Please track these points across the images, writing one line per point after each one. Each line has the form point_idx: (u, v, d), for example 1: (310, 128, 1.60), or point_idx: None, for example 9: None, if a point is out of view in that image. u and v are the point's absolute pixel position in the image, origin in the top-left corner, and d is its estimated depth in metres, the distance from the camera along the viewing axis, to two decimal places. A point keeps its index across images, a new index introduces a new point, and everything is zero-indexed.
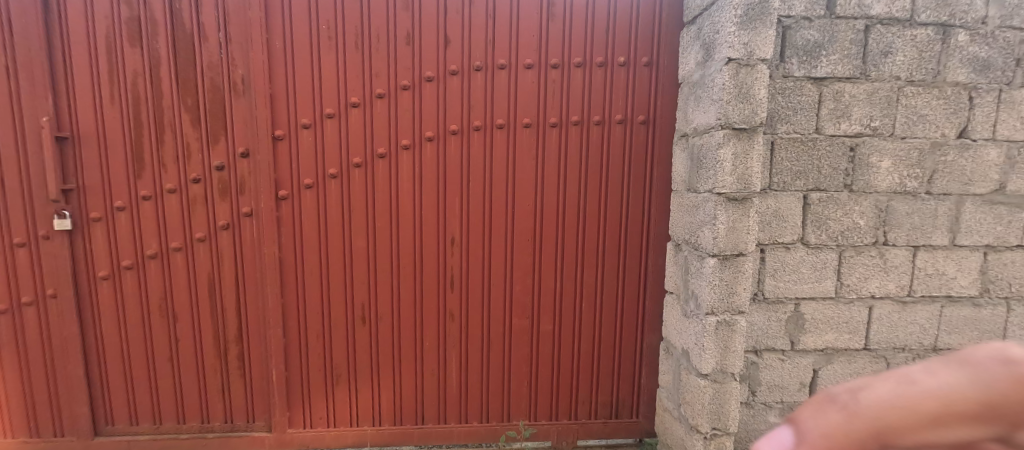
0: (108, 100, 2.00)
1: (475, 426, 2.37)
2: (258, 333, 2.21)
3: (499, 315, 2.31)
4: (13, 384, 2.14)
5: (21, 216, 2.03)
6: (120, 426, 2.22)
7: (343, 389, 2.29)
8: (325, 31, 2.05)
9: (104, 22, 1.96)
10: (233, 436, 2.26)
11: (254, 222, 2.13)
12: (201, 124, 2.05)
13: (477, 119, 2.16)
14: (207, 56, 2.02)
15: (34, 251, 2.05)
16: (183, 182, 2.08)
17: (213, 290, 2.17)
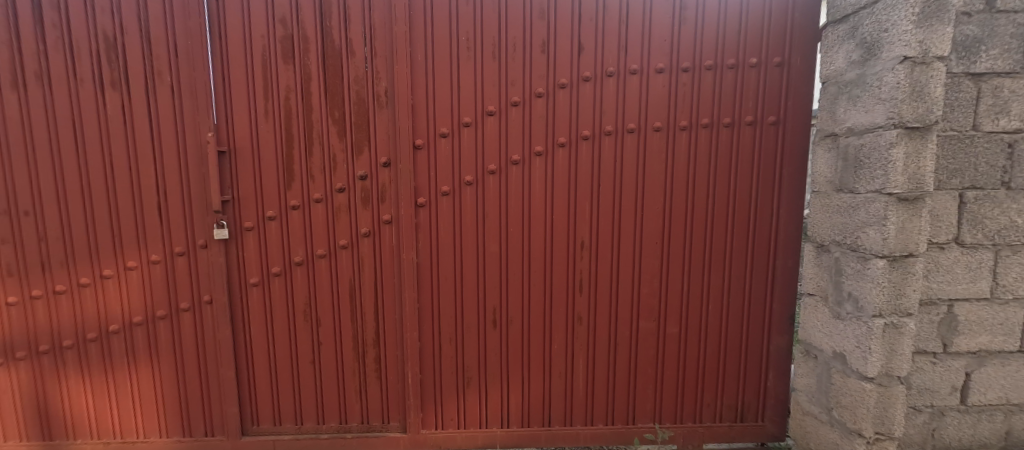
0: (262, 115, 2.10)
1: (601, 428, 2.36)
2: (394, 337, 2.27)
3: (626, 318, 2.31)
4: (170, 385, 2.24)
5: (181, 227, 2.14)
6: (264, 426, 2.31)
7: (474, 391, 2.32)
8: (465, 42, 2.10)
9: (260, 41, 2.06)
10: (369, 436, 2.33)
11: (393, 229, 2.19)
12: (347, 136, 2.13)
13: (608, 124, 2.18)
14: (353, 70, 2.09)
15: (191, 259, 2.16)
16: (328, 192, 2.16)
17: (353, 295, 2.24)
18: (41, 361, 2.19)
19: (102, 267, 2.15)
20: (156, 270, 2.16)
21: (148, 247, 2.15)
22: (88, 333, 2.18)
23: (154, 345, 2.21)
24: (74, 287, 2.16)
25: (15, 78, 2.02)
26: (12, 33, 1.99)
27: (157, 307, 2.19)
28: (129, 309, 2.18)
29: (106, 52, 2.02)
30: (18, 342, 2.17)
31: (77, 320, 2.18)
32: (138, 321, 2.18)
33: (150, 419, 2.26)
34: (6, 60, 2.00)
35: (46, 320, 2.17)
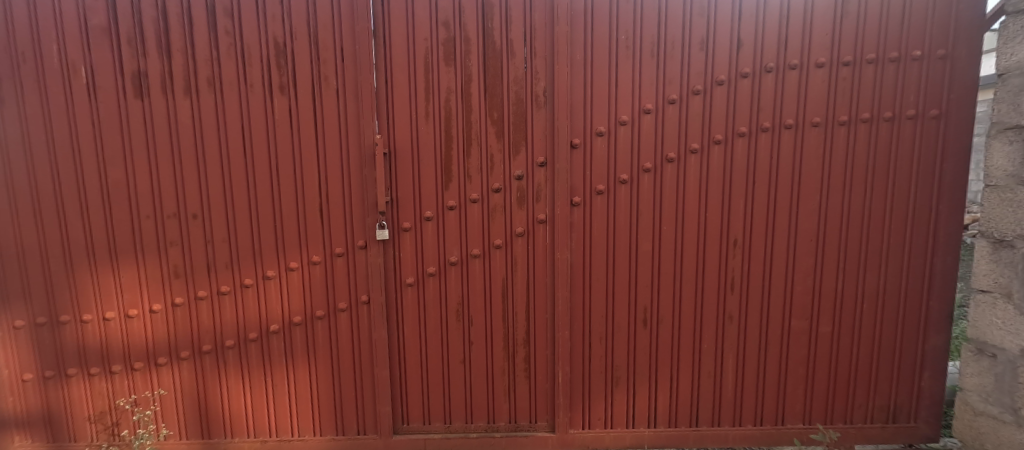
0: (423, 117, 2.11)
1: (750, 429, 2.33)
2: (544, 337, 2.26)
3: (778, 316, 2.27)
4: (325, 384, 2.27)
5: (342, 228, 2.17)
6: (414, 425, 2.32)
7: (622, 391, 2.30)
8: (625, 41, 2.09)
9: (423, 43, 2.08)
10: (517, 435, 2.32)
11: (547, 228, 2.19)
12: (504, 136, 2.14)
13: (766, 120, 2.14)
14: (513, 71, 2.10)
15: (350, 260, 2.19)
16: (485, 192, 2.17)
17: (505, 295, 2.24)
18: (203, 360, 2.24)
19: (265, 268, 2.19)
20: (316, 271, 2.20)
21: (309, 248, 2.18)
22: (249, 333, 2.22)
23: (311, 345, 2.24)
24: (237, 288, 2.20)
25: (188, 85, 2.07)
26: (186, 41, 2.05)
27: (316, 307, 2.22)
28: (289, 309, 2.22)
29: (276, 58, 2.07)
30: (182, 341, 2.22)
31: (239, 320, 2.22)
32: (298, 321, 2.22)
33: (305, 418, 2.29)
34: (180, 68, 2.06)
35: (209, 321, 2.22)
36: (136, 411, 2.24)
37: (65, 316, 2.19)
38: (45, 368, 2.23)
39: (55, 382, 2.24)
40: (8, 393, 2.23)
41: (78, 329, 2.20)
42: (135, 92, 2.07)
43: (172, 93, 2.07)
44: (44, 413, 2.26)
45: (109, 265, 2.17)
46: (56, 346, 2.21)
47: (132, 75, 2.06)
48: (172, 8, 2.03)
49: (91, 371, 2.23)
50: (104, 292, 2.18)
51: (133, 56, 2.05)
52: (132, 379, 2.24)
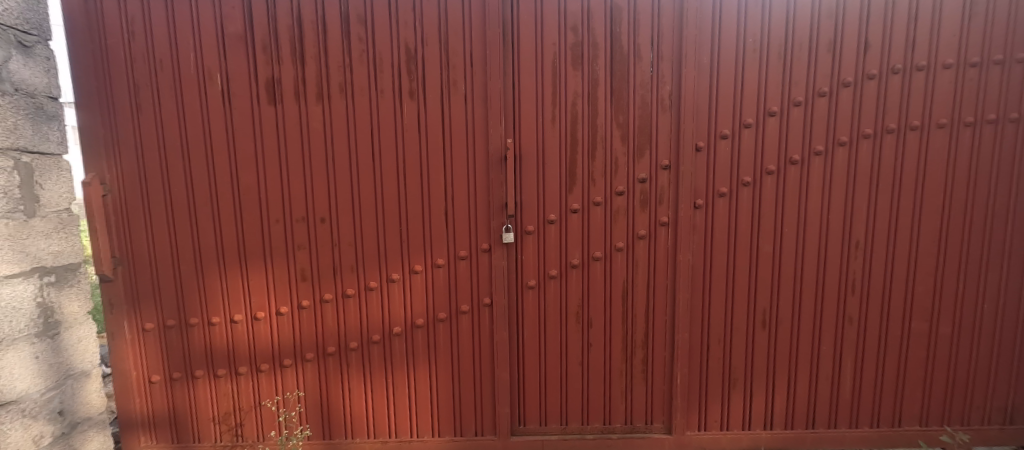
0: (549, 120, 2.13)
1: (867, 430, 2.33)
2: (663, 339, 2.27)
3: (897, 317, 2.27)
4: (445, 385, 2.29)
5: (466, 231, 2.19)
6: (532, 426, 2.33)
7: (740, 392, 2.30)
8: (752, 44, 2.09)
9: (552, 47, 2.09)
10: (634, 436, 2.32)
11: (669, 231, 2.20)
12: (629, 139, 2.14)
13: (891, 121, 2.14)
14: (639, 74, 2.11)
15: (474, 263, 2.21)
16: (608, 195, 2.18)
17: (626, 297, 2.25)
18: (327, 362, 2.27)
19: (389, 271, 2.22)
20: (439, 274, 2.22)
21: (433, 251, 2.21)
22: (372, 335, 2.25)
23: (432, 347, 2.27)
24: (362, 291, 2.23)
25: (320, 91, 2.11)
26: (320, 48, 2.08)
27: (438, 310, 2.24)
28: (412, 312, 2.24)
29: (407, 64, 2.09)
30: (307, 344, 2.26)
31: (363, 323, 2.25)
32: (421, 323, 2.24)
33: (424, 419, 2.32)
34: (313, 74, 2.10)
35: (333, 323, 2.25)
36: (281, 412, 2.29)
37: (194, 318, 2.23)
38: (172, 369, 2.26)
39: (181, 384, 2.28)
40: (135, 395, 2.27)
41: (207, 331, 2.24)
42: (269, 98, 2.11)
43: (304, 99, 2.11)
44: (170, 415, 2.30)
45: (238, 268, 2.21)
46: (185, 348, 2.25)
47: (266, 82, 2.10)
48: (307, 15, 2.06)
49: (218, 372, 2.26)
50: (233, 294, 2.22)
51: (268, 63, 2.09)
52: (257, 381, 2.28)
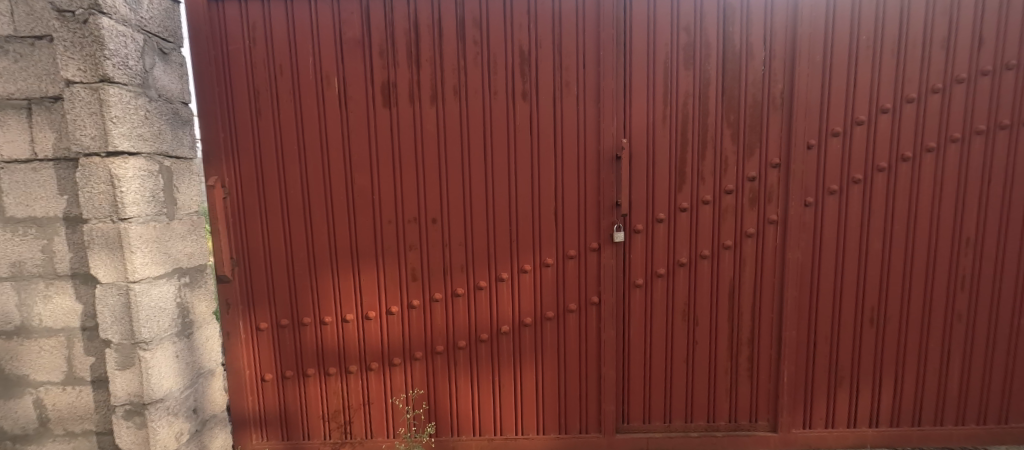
0: (660, 120, 2.14)
1: (975, 428, 2.32)
2: (769, 337, 2.27)
3: (1008, 314, 2.25)
4: (551, 383, 2.31)
5: (575, 231, 2.21)
6: (636, 424, 2.34)
7: (846, 390, 2.31)
8: (865, 41, 2.10)
9: (664, 47, 2.10)
10: (739, 434, 2.33)
11: (778, 228, 2.20)
12: (740, 137, 2.15)
13: (1005, 117, 2.13)
14: (751, 73, 2.12)
15: (582, 262, 2.23)
16: (717, 193, 2.18)
17: (733, 295, 2.25)
18: (435, 361, 2.30)
19: (498, 270, 2.24)
20: (548, 273, 2.24)
21: (542, 251, 2.23)
22: (480, 334, 2.28)
23: (539, 345, 2.29)
24: (471, 290, 2.26)
25: (435, 93, 2.14)
26: (435, 51, 2.12)
27: (546, 309, 2.26)
28: (520, 311, 2.27)
29: (521, 66, 2.12)
30: (416, 343, 2.29)
31: (471, 322, 2.28)
32: (529, 322, 2.27)
33: (529, 416, 2.33)
34: (428, 77, 2.13)
35: (442, 322, 2.28)
36: (409, 410, 2.32)
37: (306, 318, 2.27)
38: (284, 368, 2.31)
39: (293, 382, 2.32)
40: (248, 393, 2.31)
41: (318, 331, 2.29)
42: (384, 101, 2.14)
43: (419, 102, 2.14)
44: (281, 413, 2.34)
45: (351, 269, 2.25)
46: (297, 347, 2.30)
47: (381, 86, 2.14)
48: (424, 19, 2.10)
49: (328, 371, 2.31)
50: (345, 294, 2.26)
51: (384, 66, 2.13)
52: (366, 379, 2.32)
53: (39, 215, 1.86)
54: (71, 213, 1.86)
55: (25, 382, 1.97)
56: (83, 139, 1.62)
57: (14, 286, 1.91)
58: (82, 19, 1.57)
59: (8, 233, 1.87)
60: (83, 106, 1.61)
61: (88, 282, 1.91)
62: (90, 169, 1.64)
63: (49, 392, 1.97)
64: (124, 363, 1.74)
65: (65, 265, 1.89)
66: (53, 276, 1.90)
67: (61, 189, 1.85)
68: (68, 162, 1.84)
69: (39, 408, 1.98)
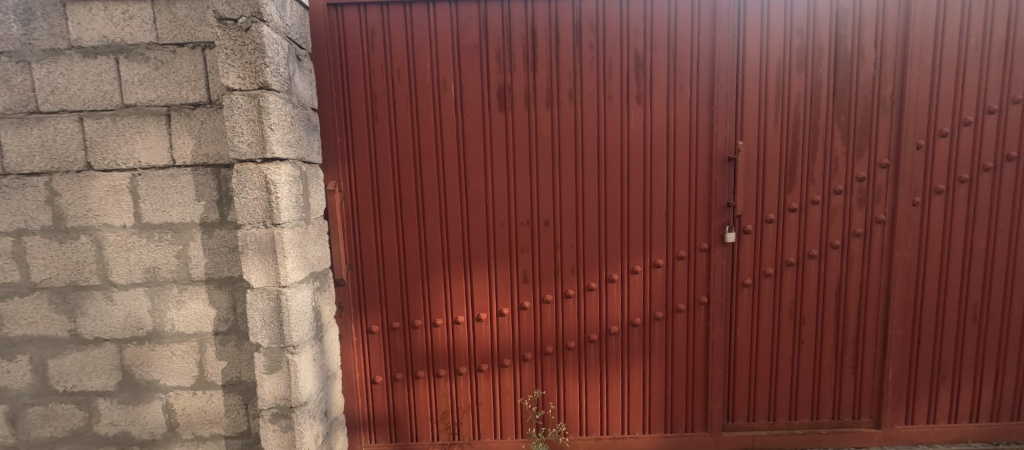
0: (772, 122, 2.17)
1: None
2: (875, 334, 2.30)
3: None
4: (658, 383, 2.34)
5: (686, 232, 2.24)
6: (741, 422, 2.37)
7: (948, 386, 2.34)
8: (975, 43, 2.14)
9: (778, 50, 2.14)
10: (843, 431, 2.36)
11: (885, 227, 2.24)
12: (849, 138, 2.19)
13: None
14: (861, 75, 2.16)
15: (692, 262, 2.26)
16: (826, 194, 2.22)
17: (839, 294, 2.28)
18: (545, 361, 2.32)
19: (609, 271, 2.27)
20: (658, 274, 2.27)
21: (653, 252, 2.26)
22: (590, 334, 2.30)
23: (647, 346, 2.31)
24: (581, 291, 2.28)
25: (550, 97, 2.17)
26: (552, 55, 2.15)
27: (655, 309, 2.29)
28: (629, 311, 2.29)
29: (636, 70, 2.15)
30: (526, 344, 2.31)
31: (580, 323, 2.30)
32: (638, 322, 2.29)
33: (635, 416, 2.36)
34: (544, 81, 2.16)
35: (551, 323, 2.30)
36: (539, 411, 2.34)
37: (417, 320, 2.30)
38: (395, 370, 2.33)
39: (402, 384, 2.34)
40: (358, 396, 2.32)
41: (429, 333, 2.31)
42: (499, 105, 2.17)
43: (535, 106, 2.17)
44: (389, 415, 2.36)
45: (462, 271, 2.27)
46: (407, 349, 2.32)
47: (497, 90, 2.17)
48: (541, 24, 2.13)
49: (438, 372, 2.33)
50: (456, 296, 2.29)
51: (500, 71, 2.16)
52: (475, 380, 2.34)
53: (176, 220, 1.88)
54: (207, 218, 1.88)
55: (155, 387, 1.98)
56: (241, 146, 1.64)
57: (148, 292, 1.92)
58: (244, 27, 1.59)
59: (143, 239, 1.89)
60: (242, 113, 1.63)
61: (222, 287, 1.92)
62: (245, 175, 1.66)
63: (179, 396, 1.98)
64: (272, 366, 1.76)
65: (200, 270, 1.91)
66: (187, 281, 1.92)
67: (198, 195, 1.87)
68: (206, 168, 1.86)
69: (167, 413, 2.00)
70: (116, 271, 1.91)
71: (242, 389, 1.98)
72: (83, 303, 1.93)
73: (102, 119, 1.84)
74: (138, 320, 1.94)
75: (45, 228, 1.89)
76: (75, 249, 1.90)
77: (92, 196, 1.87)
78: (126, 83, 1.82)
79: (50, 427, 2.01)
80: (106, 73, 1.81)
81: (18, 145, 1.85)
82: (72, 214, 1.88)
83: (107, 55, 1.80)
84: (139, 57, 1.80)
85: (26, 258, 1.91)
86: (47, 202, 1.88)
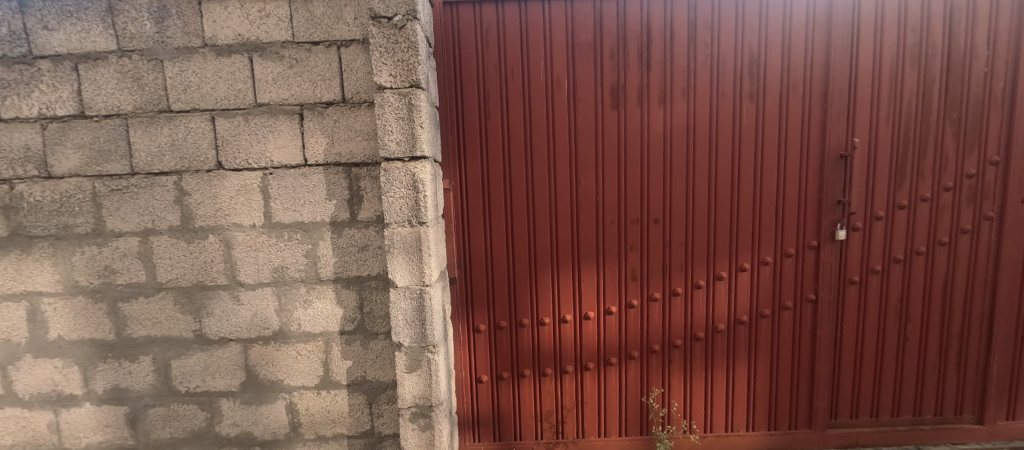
0: (883, 119, 2.18)
1: None
2: (979, 331, 2.32)
3: None
4: (763, 381, 2.34)
5: (795, 230, 2.24)
6: (845, 419, 2.38)
7: None
8: None
9: (891, 48, 2.14)
10: (946, 427, 2.38)
11: (993, 225, 2.25)
12: (961, 135, 2.19)
13: None
14: (974, 73, 2.16)
15: (800, 259, 2.26)
16: (936, 191, 2.22)
17: (946, 291, 2.29)
18: (650, 359, 2.32)
19: (717, 269, 2.27)
20: (766, 271, 2.27)
21: (762, 249, 2.26)
22: (697, 333, 2.30)
23: (754, 344, 2.32)
24: (689, 289, 2.29)
25: (663, 95, 2.17)
26: (666, 54, 2.14)
27: (762, 306, 2.29)
28: (736, 309, 2.29)
29: (749, 68, 2.15)
30: (632, 342, 2.32)
31: (687, 322, 2.30)
32: (745, 320, 2.29)
33: (740, 414, 2.36)
34: (658, 79, 2.16)
35: (659, 321, 2.30)
36: (645, 409, 2.35)
37: (525, 319, 2.29)
38: (500, 369, 2.33)
39: (507, 384, 2.34)
40: (464, 395, 2.32)
41: (536, 332, 2.31)
42: (613, 103, 2.17)
43: (647, 104, 2.17)
44: (494, 415, 2.36)
45: (571, 269, 2.27)
46: (513, 348, 2.32)
47: (610, 88, 2.16)
48: (656, 22, 2.13)
49: (544, 371, 2.33)
50: (564, 294, 2.29)
51: (614, 69, 2.15)
52: (581, 379, 2.34)
53: (306, 220, 1.88)
54: (338, 217, 1.88)
55: (279, 387, 1.97)
56: (390, 144, 1.64)
57: (275, 291, 1.92)
58: (399, 25, 1.59)
59: (273, 238, 1.89)
60: (392, 111, 1.62)
61: (350, 286, 1.92)
62: (392, 174, 1.65)
63: (304, 396, 1.98)
64: (413, 365, 1.75)
65: (329, 270, 1.91)
66: (315, 281, 1.92)
67: (330, 194, 1.86)
68: (338, 167, 1.85)
69: (291, 413, 1.99)
70: (244, 271, 1.91)
71: (367, 388, 1.98)
72: (209, 303, 1.92)
73: (234, 118, 1.83)
74: (265, 319, 1.94)
75: (172, 227, 1.88)
76: (202, 249, 1.89)
77: (222, 196, 1.86)
78: (259, 82, 1.81)
79: (170, 428, 2.00)
80: (239, 71, 1.80)
81: (147, 144, 1.84)
82: (201, 213, 1.87)
83: (241, 54, 1.79)
84: (274, 56, 1.79)
85: (152, 258, 1.89)
86: (176, 202, 1.86)
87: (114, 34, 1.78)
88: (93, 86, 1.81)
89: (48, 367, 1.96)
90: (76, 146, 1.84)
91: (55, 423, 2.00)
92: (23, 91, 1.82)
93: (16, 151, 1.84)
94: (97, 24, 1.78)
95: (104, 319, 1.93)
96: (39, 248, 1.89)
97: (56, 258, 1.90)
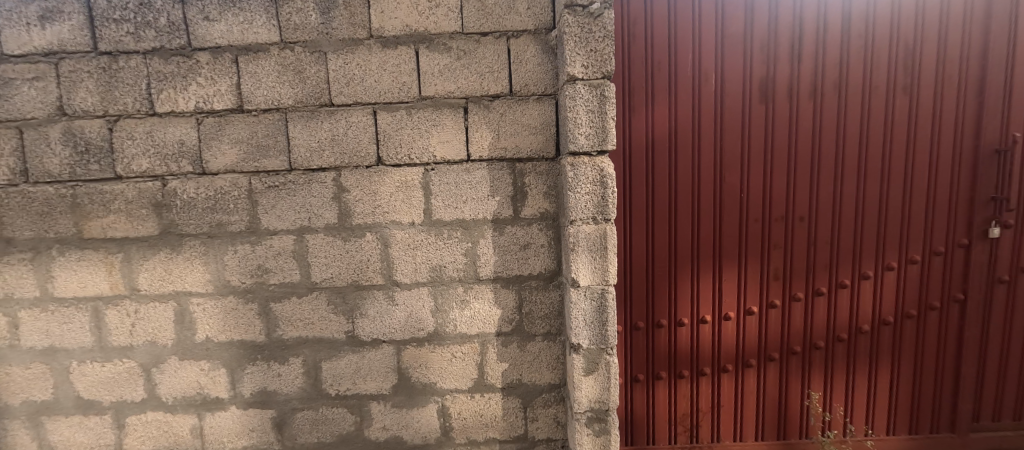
0: None
1: None
2: None
3: None
4: (905, 383, 2.28)
5: (944, 227, 2.18)
6: (987, 423, 2.31)
7: None
8: None
9: None
10: None
11: None
12: None
13: None
14: None
15: (949, 258, 2.20)
16: None
17: None
18: (790, 361, 2.26)
19: (862, 268, 2.20)
20: (912, 270, 2.20)
21: (909, 248, 2.19)
22: (840, 333, 2.24)
23: (897, 345, 2.25)
24: (832, 289, 2.22)
25: (814, 88, 2.10)
26: (818, 46, 2.08)
27: (907, 306, 2.23)
28: (881, 308, 2.23)
29: (904, 61, 2.09)
30: (772, 343, 2.25)
31: (830, 322, 2.24)
32: (890, 320, 2.23)
33: (880, 416, 2.30)
34: (808, 72, 2.09)
35: (800, 322, 2.24)
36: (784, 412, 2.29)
37: (663, 320, 2.23)
38: (635, 371, 2.26)
39: (642, 386, 2.27)
40: None
41: (673, 333, 2.24)
42: (761, 97, 2.10)
43: (797, 98, 2.10)
44: (628, 418, 2.30)
45: (711, 268, 2.20)
46: (649, 349, 2.25)
47: (759, 81, 2.09)
48: (809, 13, 2.06)
49: (681, 373, 2.26)
50: (704, 294, 2.22)
51: (764, 62, 2.08)
52: (718, 381, 2.27)
53: (468, 217, 1.81)
54: (500, 215, 1.81)
55: (431, 390, 1.91)
56: (579, 138, 1.57)
57: (432, 292, 1.86)
58: (594, 14, 1.51)
59: (432, 236, 1.82)
60: (583, 103, 1.56)
61: (510, 285, 1.86)
62: (579, 169, 1.59)
63: (456, 400, 1.92)
64: (590, 368, 1.69)
65: (489, 269, 1.84)
66: (474, 280, 1.85)
67: (493, 190, 1.80)
68: (502, 162, 1.79)
69: (443, 416, 1.93)
70: (401, 270, 1.84)
71: (522, 392, 1.92)
72: (363, 303, 1.86)
73: (397, 112, 1.76)
74: (420, 320, 1.87)
75: (329, 225, 1.82)
76: (359, 247, 1.83)
77: (382, 193, 1.80)
78: (425, 74, 1.74)
79: (319, 432, 1.94)
80: (405, 63, 1.73)
81: (307, 140, 1.77)
82: (359, 211, 1.81)
83: (408, 45, 1.73)
84: (441, 47, 1.73)
85: (307, 257, 1.84)
86: (334, 198, 1.80)
87: (278, 26, 1.72)
88: (252, 79, 1.75)
89: (193, 370, 1.90)
90: (233, 142, 1.78)
91: (198, 428, 1.94)
92: (179, 84, 1.75)
93: (171, 147, 1.79)
94: (261, 15, 1.71)
95: (255, 319, 1.87)
96: (190, 247, 1.83)
97: (207, 257, 1.84)
